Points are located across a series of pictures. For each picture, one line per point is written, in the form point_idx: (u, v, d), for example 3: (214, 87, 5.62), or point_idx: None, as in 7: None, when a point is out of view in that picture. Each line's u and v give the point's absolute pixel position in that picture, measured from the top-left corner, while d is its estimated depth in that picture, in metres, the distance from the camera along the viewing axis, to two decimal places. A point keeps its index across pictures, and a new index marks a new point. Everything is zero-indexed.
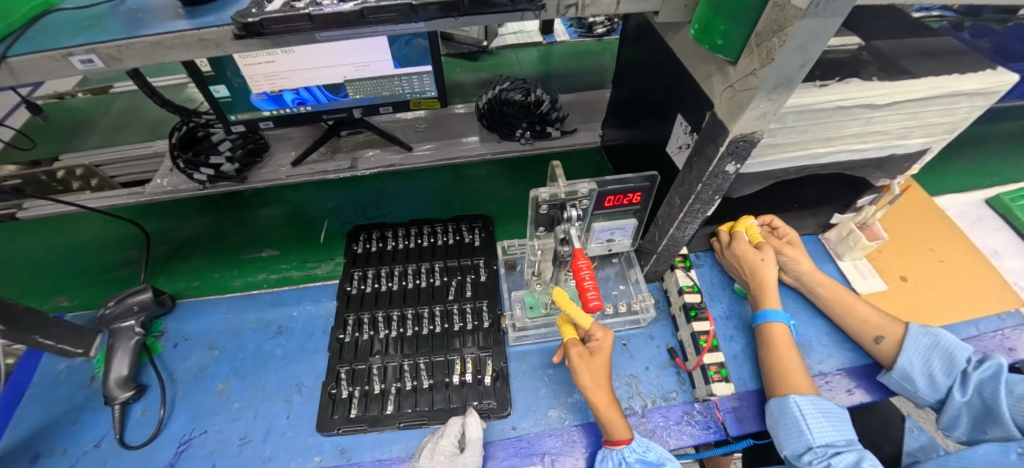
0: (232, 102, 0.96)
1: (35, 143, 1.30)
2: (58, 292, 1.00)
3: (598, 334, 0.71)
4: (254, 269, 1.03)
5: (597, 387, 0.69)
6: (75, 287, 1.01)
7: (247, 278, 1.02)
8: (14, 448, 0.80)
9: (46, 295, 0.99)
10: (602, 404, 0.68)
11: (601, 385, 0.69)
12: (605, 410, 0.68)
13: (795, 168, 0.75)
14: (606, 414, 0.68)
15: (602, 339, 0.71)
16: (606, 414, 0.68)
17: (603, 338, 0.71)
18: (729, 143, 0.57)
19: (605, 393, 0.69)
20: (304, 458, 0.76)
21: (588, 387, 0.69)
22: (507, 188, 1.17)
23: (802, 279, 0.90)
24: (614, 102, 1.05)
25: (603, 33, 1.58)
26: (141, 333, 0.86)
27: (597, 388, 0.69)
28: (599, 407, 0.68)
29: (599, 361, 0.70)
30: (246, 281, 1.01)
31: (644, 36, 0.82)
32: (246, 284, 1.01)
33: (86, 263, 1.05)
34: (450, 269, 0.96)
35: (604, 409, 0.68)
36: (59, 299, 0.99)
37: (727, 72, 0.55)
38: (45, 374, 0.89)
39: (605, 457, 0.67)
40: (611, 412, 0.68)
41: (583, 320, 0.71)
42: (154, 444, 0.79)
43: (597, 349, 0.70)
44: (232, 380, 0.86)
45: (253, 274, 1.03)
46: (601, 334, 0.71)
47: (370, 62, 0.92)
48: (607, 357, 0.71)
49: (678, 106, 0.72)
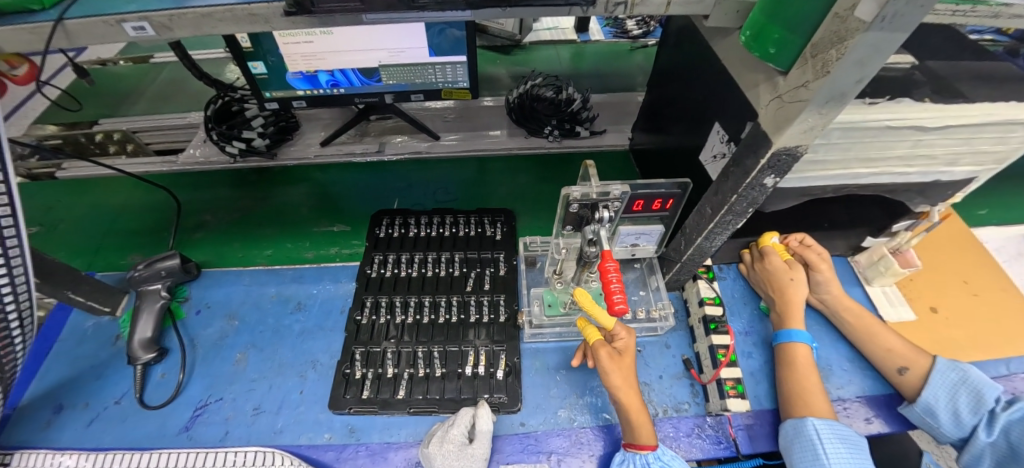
0: (267, 79, 0.98)
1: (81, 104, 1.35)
2: (116, 252, 1.04)
3: (621, 334, 0.71)
4: (327, 242, 1.05)
5: (628, 391, 0.68)
6: (127, 247, 1.04)
7: (319, 250, 1.04)
8: (40, 398, 0.83)
9: (105, 253, 1.03)
10: (631, 406, 0.67)
11: (629, 386, 0.68)
12: (634, 413, 0.67)
13: (834, 186, 0.72)
14: (635, 417, 0.67)
15: (625, 340, 0.71)
16: (634, 419, 0.67)
17: (625, 337, 0.71)
18: (771, 155, 0.54)
19: (634, 395, 0.68)
20: (314, 434, 0.77)
21: (616, 390, 0.68)
22: (530, 184, 1.16)
23: (828, 303, 0.87)
24: (647, 105, 1.04)
25: (639, 35, 1.55)
26: (166, 297, 0.89)
27: (627, 391, 0.68)
28: (629, 408, 0.67)
29: (626, 361, 0.70)
30: (319, 253, 1.03)
31: (686, 40, 0.79)
32: (318, 256, 1.03)
33: (124, 226, 1.08)
34: (469, 261, 0.96)
35: (631, 412, 0.67)
36: (119, 256, 1.03)
37: (776, 82, 0.53)
38: (72, 330, 0.92)
39: (626, 459, 0.66)
40: (639, 417, 0.67)
41: (607, 320, 0.70)
42: (171, 405, 0.82)
43: (623, 348, 0.70)
44: (250, 351, 0.88)
45: (327, 246, 1.04)
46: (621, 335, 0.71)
47: (407, 48, 0.93)
48: (633, 358, 0.71)
49: (716, 114, 0.71)
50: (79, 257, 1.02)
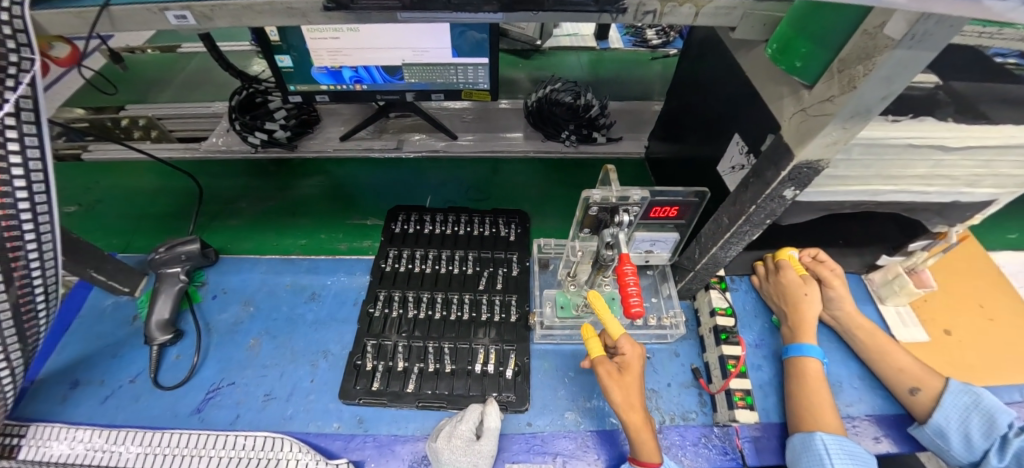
0: (292, 73, 1.00)
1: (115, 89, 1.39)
2: (150, 234, 1.06)
3: (626, 345, 0.70)
4: (360, 234, 1.07)
5: (633, 409, 0.67)
6: (161, 230, 1.07)
7: (352, 243, 1.05)
8: (58, 372, 0.86)
9: (141, 235, 1.06)
10: (635, 424, 0.67)
11: (632, 403, 0.68)
12: (637, 431, 0.66)
13: (852, 202, 0.72)
14: (638, 434, 0.66)
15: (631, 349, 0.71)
16: (641, 435, 0.66)
17: (631, 347, 0.71)
18: (792, 168, 0.55)
19: (637, 412, 0.67)
20: (324, 422, 0.78)
21: (622, 408, 0.67)
22: (545, 186, 1.17)
23: (840, 320, 0.87)
24: (664, 114, 1.04)
25: (659, 44, 1.56)
26: (184, 281, 0.91)
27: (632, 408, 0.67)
28: (635, 425, 0.66)
29: (631, 375, 0.69)
30: (352, 246, 1.04)
31: (708, 50, 0.80)
32: (352, 248, 1.04)
33: (153, 209, 1.11)
34: (483, 259, 0.96)
35: (637, 428, 0.66)
36: (154, 239, 1.05)
37: (800, 95, 0.53)
38: (92, 308, 0.94)
39: None
40: (643, 435, 0.67)
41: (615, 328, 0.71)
42: (185, 387, 0.83)
43: (627, 361, 0.70)
44: (263, 337, 0.89)
45: (359, 239, 1.06)
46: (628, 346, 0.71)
47: (430, 48, 0.95)
48: (637, 374, 0.70)
49: (736, 125, 0.72)
50: (117, 237, 1.05)
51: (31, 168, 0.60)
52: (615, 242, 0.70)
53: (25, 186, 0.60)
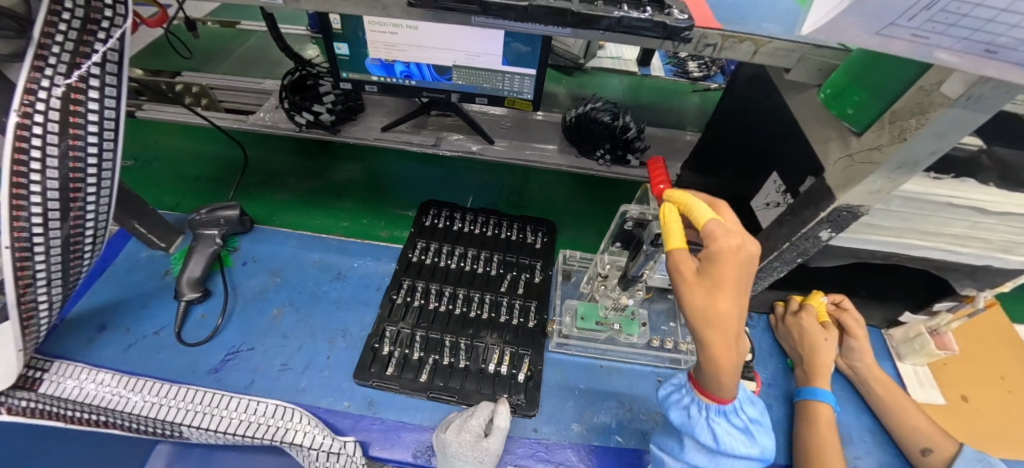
0: (348, 61, 1.04)
1: (190, 54, 1.47)
2: (197, 197, 1.11)
3: (721, 231, 0.49)
4: (401, 224, 1.10)
5: (730, 327, 0.45)
6: (208, 195, 1.12)
7: (393, 231, 1.08)
8: (89, 314, 0.89)
9: (189, 197, 1.11)
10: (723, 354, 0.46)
11: (725, 311, 0.45)
12: (726, 369, 0.47)
13: (883, 254, 0.73)
14: (721, 370, 0.46)
15: (736, 235, 0.48)
16: (719, 375, 0.48)
17: (727, 236, 0.48)
18: (831, 210, 0.56)
19: (731, 333, 0.45)
20: (335, 399, 0.80)
21: (697, 322, 0.46)
22: (573, 201, 1.20)
23: (857, 371, 0.87)
24: (699, 145, 1.06)
25: (699, 77, 1.52)
26: (219, 244, 0.94)
27: (720, 324, 0.45)
28: (718, 357, 0.46)
29: (731, 275, 0.46)
30: (392, 234, 1.08)
31: (753, 89, 0.82)
32: (391, 237, 1.07)
33: (202, 174, 1.17)
34: (507, 263, 0.99)
35: (716, 357, 0.46)
36: (200, 202, 1.10)
37: (847, 140, 0.54)
38: (127, 258, 0.98)
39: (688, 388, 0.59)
40: (727, 370, 0.47)
41: (699, 215, 0.52)
42: (206, 346, 0.86)
43: (717, 257, 0.47)
44: (286, 308, 0.92)
45: (400, 229, 1.09)
46: (731, 230, 0.50)
47: (482, 53, 0.99)
48: (743, 264, 0.47)
49: (775, 164, 0.73)
50: (166, 196, 1.10)
51: (105, 116, 0.62)
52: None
53: (97, 131, 0.62)
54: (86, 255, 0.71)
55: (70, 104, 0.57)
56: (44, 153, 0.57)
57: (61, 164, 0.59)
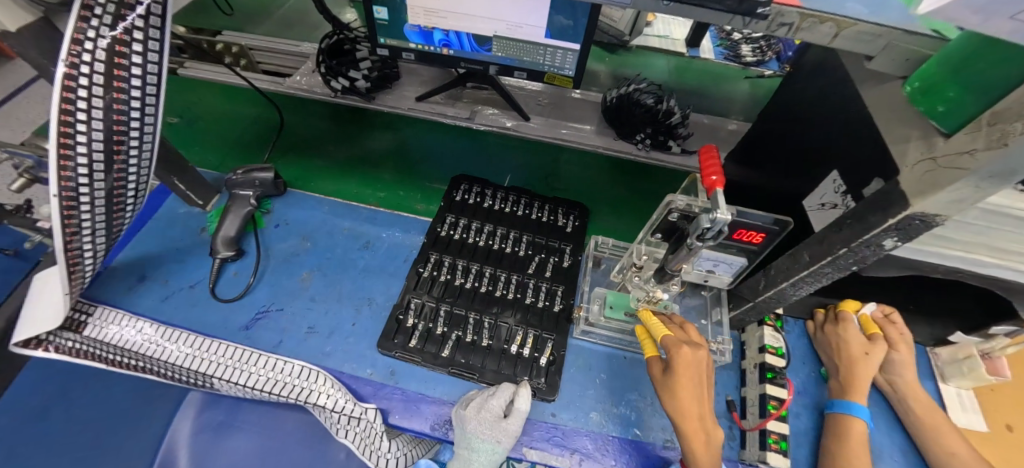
0: (387, 26, 1.02)
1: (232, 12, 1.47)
2: (241, 157, 1.13)
3: (675, 344, 0.69)
4: (437, 198, 1.09)
5: (683, 414, 0.65)
6: (249, 156, 1.14)
7: (428, 205, 1.07)
8: (131, 264, 0.93)
9: (232, 158, 1.13)
10: (689, 433, 0.65)
11: (681, 405, 0.66)
12: (693, 441, 0.65)
13: (946, 268, 0.67)
14: (699, 457, 0.64)
15: (684, 347, 0.68)
16: (693, 449, 0.65)
17: (678, 348, 0.68)
18: (901, 217, 0.50)
19: (689, 420, 0.65)
20: (358, 366, 0.81)
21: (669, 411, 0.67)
22: (607, 186, 1.16)
23: (897, 387, 0.82)
24: (748, 136, 0.99)
25: (752, 62, 1.46)
26: (253, 206, 0.95)
27: (689, 418, 0.65)
28: (692, 447, 0.65)
29: (683, 378, 0.67)
30: (428, 208, 1.07)
31: (817, 79, 0.76)
32: (427, 210, 1.06)
33: (241, 134, 1.18)
34: (536, 244, 0.96)
35: (691, 445, 0.64)
36: (244, 160, 1.12)
37: (931, 142, 0.48)
38: (167, 212, 1.01)
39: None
40: (704, 454, 0.65)
41: (656, 333, 0.72)
42: (238, 303, 0.88)
43: (677, 366, 0.67)
44: (315, 273, 0.93)
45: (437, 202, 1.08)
46: (680, 340, 0.70)
47: (525, 24, 0.94)
48: (689, 369, 0.67)
49: (836, 161, 0.67)
50: (208, 155, 1.12)
51: (148, 70, 0.62)
52: (718, 221, 0.56)
53: (140, 85, 0.62)
54: (127, 209, 0.73)
55: (114, 57, 0.57)
56: (90, 104, 0.58)
57: (105, 116, 0.60)
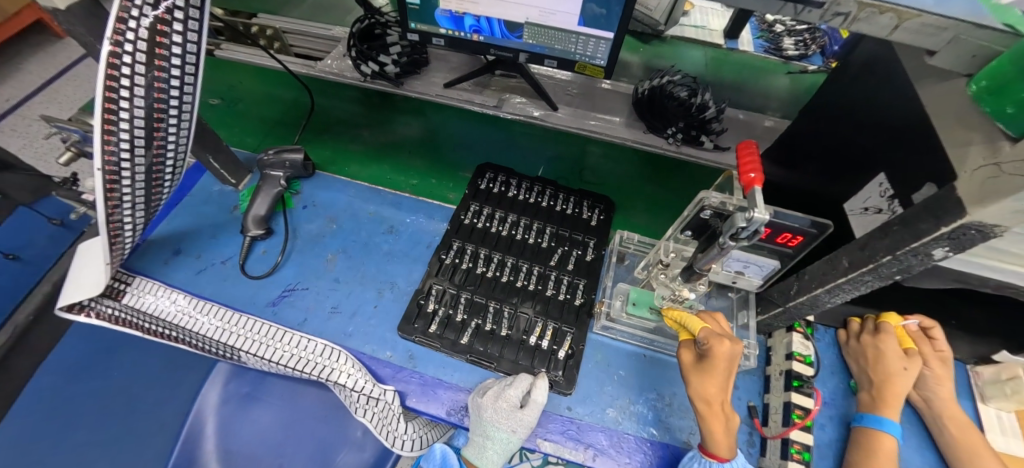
0: (418, 11, 1.01)
1: None
2: (280, 137, 1.16)
3: (712, 335, 0.67)
4: None
5: (711, 400, 0.65)
6: (286, 136, 1.17)
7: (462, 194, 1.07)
8: (166, 238, 0.96)
9: (271, 139, 1.15)
10: (712, 416, 0.65)
11: (710, 391, 0.65)
12: (713, 426, 0.65)
13: (998, 282, 0.63)
14: (717, 441, 0.65)
15: (724, 340, 0.66)
16: (713, 434, 0.65)
17: (717, 341, 0.66)
18: (956, 226, 0.47)
19: (715, 406, 0.65)
20: (379, 348, 0.83)
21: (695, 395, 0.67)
22: (635, 180, 1.13)
23: (931, 404, 0.78)
24: (787, 134, 0.94)
25: (793, 56, 1.43)
26: (282, 187, 0.97)
27: (714, 408, 0.65)
28: (713, 432, 0.65)
29: (718, 369, 0.65)
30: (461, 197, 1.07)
31: (866, 76, 0.71)
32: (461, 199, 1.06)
33: (278, 115, 1.21)
34: (560, 237, 0.95)
35: (714, 434, 0.65)
36: (282, 139, 1.15)
37: (998, 147, 0.44)
38: (202, 189, 1.04)
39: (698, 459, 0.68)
40: (723, 440, 0.65)
41: (693, 325, 0.70)
42: (266, 280, 0.91)
43: (713, 358, 0.65)
44: (340, 255, 0.95)
45: None
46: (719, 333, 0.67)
47: (558, 11, 0.91)
48: (725, 362, 0.65)
49: (885, 164, 0.64)
50: (251, 136, 1.16)
51: (187, 49, 0.63)
52: (755, 221, 0.54)
53: (180, 64, 0.64)
54: (163, 185, 0.76)
55: (156, 36, 0.59)
56: (132, 82, 0.59)
57: (147, 95, 0.62)
